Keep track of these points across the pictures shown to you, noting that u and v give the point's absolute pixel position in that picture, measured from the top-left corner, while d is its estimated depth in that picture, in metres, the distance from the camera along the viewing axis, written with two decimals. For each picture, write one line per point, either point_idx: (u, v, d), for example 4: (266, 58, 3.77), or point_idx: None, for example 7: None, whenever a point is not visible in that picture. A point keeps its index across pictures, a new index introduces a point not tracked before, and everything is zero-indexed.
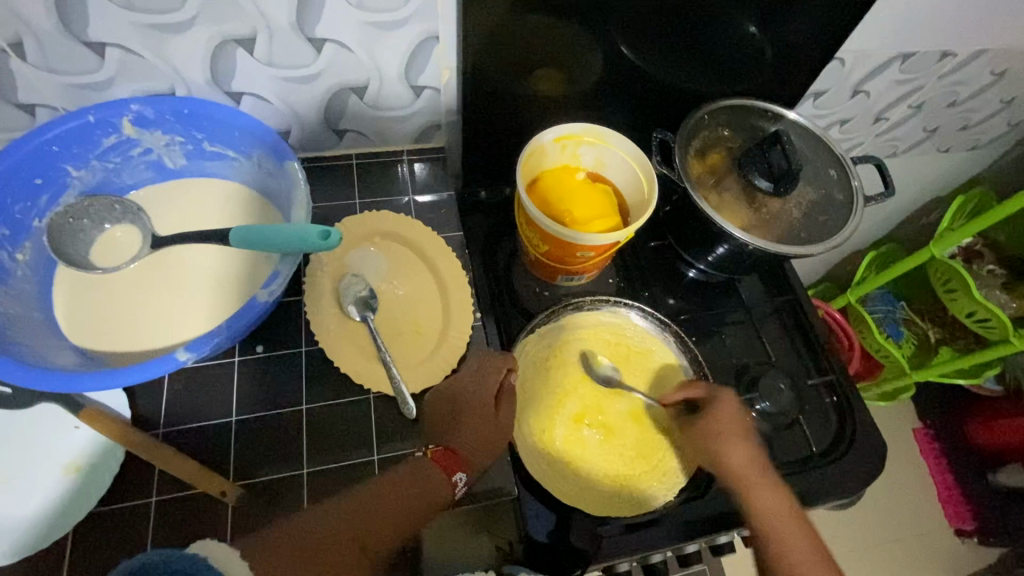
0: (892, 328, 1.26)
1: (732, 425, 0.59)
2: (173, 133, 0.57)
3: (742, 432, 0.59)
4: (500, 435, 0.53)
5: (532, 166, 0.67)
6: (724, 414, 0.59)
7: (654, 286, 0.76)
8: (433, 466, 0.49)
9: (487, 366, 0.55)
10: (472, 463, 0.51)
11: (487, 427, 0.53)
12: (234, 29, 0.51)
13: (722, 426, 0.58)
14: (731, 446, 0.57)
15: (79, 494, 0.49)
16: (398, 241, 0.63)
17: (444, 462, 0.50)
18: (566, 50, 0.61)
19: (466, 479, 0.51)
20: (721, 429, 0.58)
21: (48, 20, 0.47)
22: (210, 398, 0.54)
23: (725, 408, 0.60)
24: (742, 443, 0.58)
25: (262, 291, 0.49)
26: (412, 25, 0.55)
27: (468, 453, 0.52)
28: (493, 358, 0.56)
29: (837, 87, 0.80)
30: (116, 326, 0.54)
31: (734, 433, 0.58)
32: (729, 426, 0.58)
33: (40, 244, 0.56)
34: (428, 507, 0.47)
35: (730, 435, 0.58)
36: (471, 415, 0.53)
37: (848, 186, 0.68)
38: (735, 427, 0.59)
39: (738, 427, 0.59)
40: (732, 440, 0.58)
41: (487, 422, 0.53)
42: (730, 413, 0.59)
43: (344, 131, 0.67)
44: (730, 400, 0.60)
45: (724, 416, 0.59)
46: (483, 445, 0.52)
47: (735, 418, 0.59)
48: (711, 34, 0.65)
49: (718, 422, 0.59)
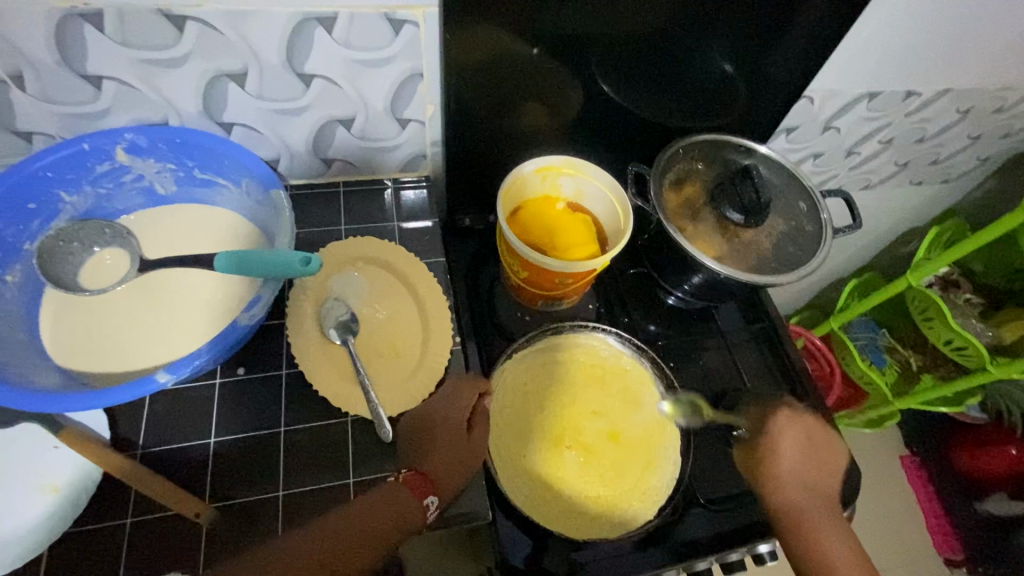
0: (874, 354, 1.29)
1: (787, 462, 0.62)
2: (164, 160, 0.59)
3: (797, 469, 0.62)
4: (472, 458, 0.54)
5: (513, 195, 0.69)
6: (781, 451, 0.62)
7: (634, 312, 0.78)
8: (406, 490, 0.50)
9: (461, 390, 0.56)
10: (445, 489, 0.52)
11: (462, 449, 0.53)
12: (226, 65, 0.54)
13: (776, 463, 0.61)
14: (786, 479, 0.61)
15: (53, 515, 0.48)
16: (381, 266, 0.65)
17: (416, 485, 0.50)
18: (545, 84, 0.65)
19: (439, 501, 0.51)
20: (773, 465, 0.61)
21: (48, 54, 0.49)
22: (189, 419, 0.55)
23: (784, 441, 0.63)
24: (798, 484, 0.61)
25: (243, 315, 0.50)
26: (397, 62, 0.58)
27: (441, 478, 0.52)
28: (468, 380, 0.57)
29: (807, 123, 0.83)
30: (99, 348, 0.55)
31: (797, 469, 0.62)
32: (785, 465, 0.61)
33: (30, 266, 0.57)
34: (399, 530, 0.48)
35: (783, 472, 0.61)
36: (443, 438, 0.53)
37: (818, 218, 0.70)
38: (791, 468, 0.61)
39: (803, 448, 0.63)
40: (783, 478, 0.61)
41: (459, 442, 0.53)
42: (801, 441, 0.64)
43: (331, 161, 0.69)
44: (789, 431, 0.63)
45: (785, 447, 0.62)
46: (455, 470, 0.53)
47: (796, 451, 0.63)
48: (684, 71, 0.68)
49: (781, 445, 0.62)
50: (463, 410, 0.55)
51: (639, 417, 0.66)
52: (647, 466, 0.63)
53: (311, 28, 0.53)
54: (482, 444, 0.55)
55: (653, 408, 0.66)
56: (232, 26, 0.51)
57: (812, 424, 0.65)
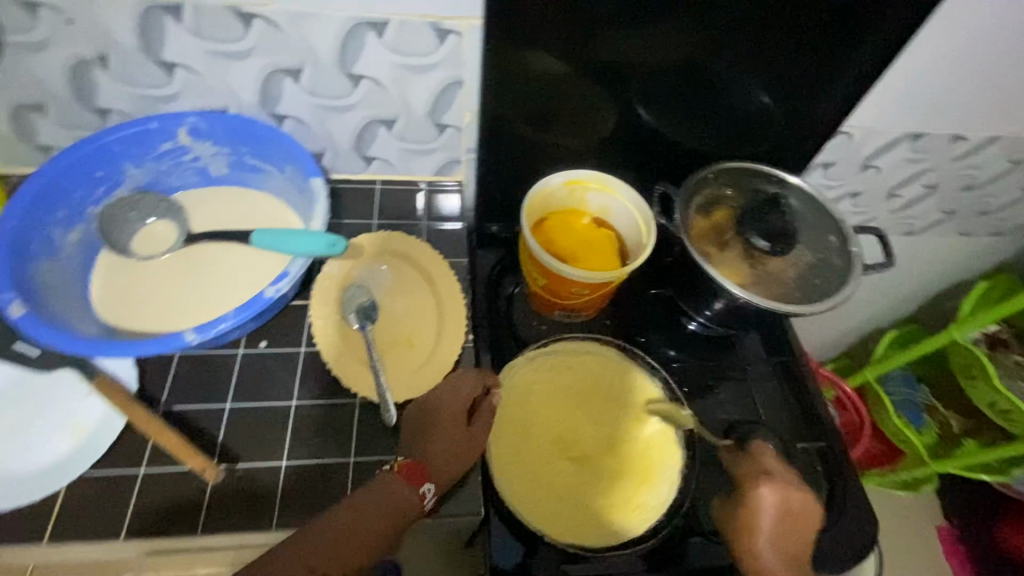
0: (912, 412, 1.22)
1: (764, 532, 0.56)
2: (220, 144, 0.64)
3: (777, 538, 0.56)
4: (471, 449, 0.54)
5: (541, 205, 0.71)
6: (758, 515, 0.57)
7: (652, 334, 0.77)
8: (401, 480, 0.51)
9: (465, 380, 0.56)
10: (441, 478, 0.52)
11: (460, 441, 0.54)
12: (285, 61, 0.59)
13: (754, 531, 0.57)
14: (764, 551, 0.55)
15: (79, 456, 0.51)
16: (406, 260, 0.67)
17: (410, 473, 0.51)
18: (579, 103, 0.67)
19: (436, 489, 0.52)
20: (750, 533, 0.57)
21: (130, 40, 0.55)
22: (210, 383, 0.58)
23: (763, 507, 0.57)
24: (777, 555, 0.55)
25: (270, 287, 0.52)
26: (440, 69, 0.62)
27: (440, 466, 0.52)
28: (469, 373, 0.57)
29: (845, 159, 0.82)
30: (138, 309, 0.59)
31: (775, 538, 0.56)
32: (761, 533, 0.56)
33: (91, 229, 0.62)
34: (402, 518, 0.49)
35: (761, 542, 0.56)
36: (443, 427, 0.54)
37: (847, 252, 0.69)
38: (770, 537, 0.56)
39: (783, 519, 0.57)
40: (759, 550, 0.56)
41: (458, 429, 0.54)
42: (781, 511, 0.57)
43: (371, 159, 0.73)
44: (768, 497, 0.57)
45: (763, 515, 0.57)
46: (454, 461, 0.53)
47: (775, 519, 0.57)
48: (718, 99, 0.70)
49: (761, 519, 0.57)
50: (464, 400, 0.55)
51: (643, 433, 0.65)
52: (642, 482, 0.62)
53: (363, 31, 0.57)
54: (482, 435, 0.55)
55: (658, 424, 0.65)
56: (292, 24, 0.55)
57: (797, 491, 0.58)
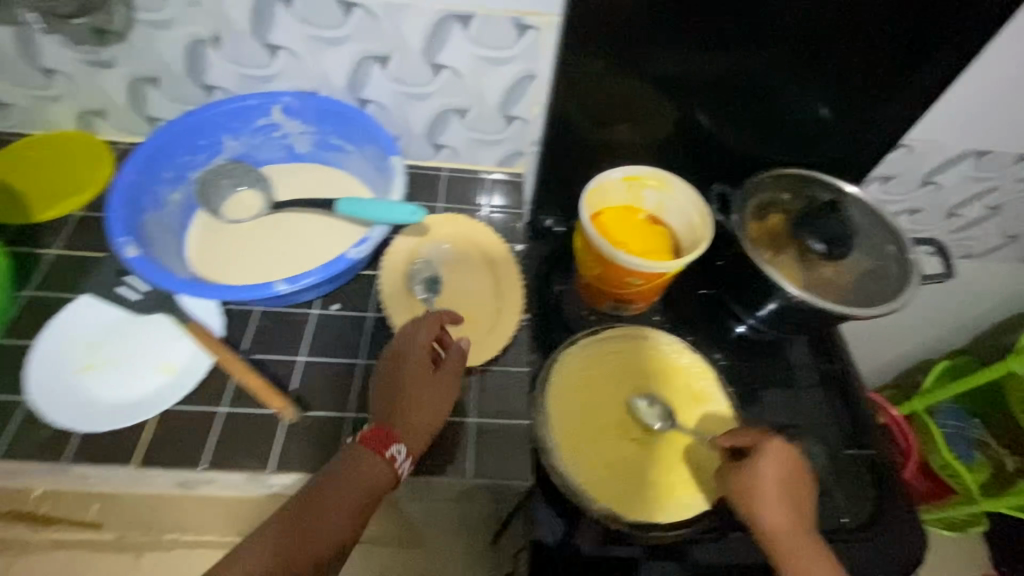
0: (963, 448, 1.17)
1: (771, 488, 0.57)
2: (308, 124, 0.70)
3: (782, 492, 0.57)
4: (441, 399, 0.55)
5: (599, 199, 0.73)
6: (766, 472, 0.58)
7: (699, 333, 0.78)
8: (367, 449, 0.52)
9: (420, 326, 0.58)
10: (411, 437, 0.53)
11: (428, 393, 0.55)
12: (376, 49, 0.64)
13: (761, 487, 0.57)
14: (771, 505, 0.56)
15: (169, 390, 0.56)
16: (468, 240, 0.71)
17: (375, 439, 0.52)
18: (643, 103, 0.70)
19: (408, 449, 0.53)
20: (758, 491, 0.57)
21: (244, 23, 0.62)
22: (285, 337, 0.62)
23: (772, 464, 0.58)
24: (783, 508, 0.57)
25: (353, 249, 0.56)
26: (515, 63, 0.66)
27: (407, 427, 0.54)
28: (426, 321, 0.58)
29: (905, 174, 0.82)
30: (227, 266, 0.64)
31: (781, 493, 0.57)
32: (768, 488, 0.57)
33: (190, 192, 0.68)
34: (373, 489, 0.50)
35: (769, 497, 0.57)
36: (411, 384, 0.55)
37: (905, 261, 0.69)
38: (775, 491, 0.57)
39: (785, 478, 0.58)
40: (767, 504, 0.56)
41: (424, 379, 0.55)
42: (782, 469, 0.58)
43: (440, 147, 0.78)
44: (774, 454, 0.58)
45: (768, 470, 0.57)
46: (428, 417, 0.54)
47: (782, 475, 0.58)
48: (779, 106, 0.71)
49: (765, 475, 0.57)
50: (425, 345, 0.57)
51: (699, 416, 0.67)
52: (703, 461, 0.64)
53: (451, 23, 0.62)
54: (450, 381, 0.57)
55: (712, 404, 0.68)
56: (389, 16, 0.61)
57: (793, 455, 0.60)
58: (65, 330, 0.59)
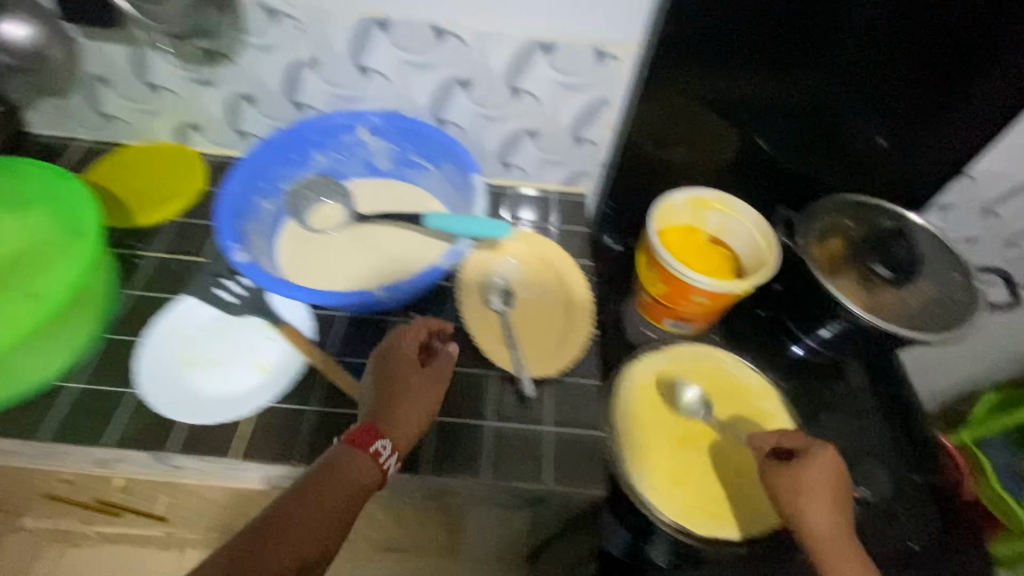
0: None
1: (817, 491, 0.56)
2: (391, 141, 0.73)
3: (826, 495, 0.56)
4: (428, 400, 0.55)
5: (663, 219, 0.75)
6: (812, 476, 0.56)
7: (759, 353, 0.79)
8: (353, 447, 0.50)
9: (406, 333, 0.58)
10: (397, 435, 0.52)
11: (417, 393, 0.55)
12: (463, 73, 0.69)
13: (804, 488, 0.56)
14: (814, 507, 0.55)
15: (266, 389, 0.60)
16: (537, 255, 0.73)
17: (362, 437, 0.51)
18: (711, 128, 0.73)
19: (392, 446, 0.52)
20: (801, 491, 0.56)
21: (344, 48, 0.67)
22: (369, 342, 0.65)
23: (819, 469, 0.57)
24: (824, 510, 0.56)
25: (445, 260, 0.61)
26: (591, 87, 0.70)
27: (393, 425, 0.53)
28: (417, 325, 0.59)
29: (965, 204, 0.83)
30: (315, 273, 0.68)
31: (826, 497, 0.56)
32: (811, 490, 0.56)
33: (281, 202, 0.72)
34: (361, 484, 0.49)
35: (812, 499, 0.56)
36: (399, 384, 0.54)
37: (971, 289, 0.70)
38: (819, 493, 0.56)
39: (831, 484, 0.57)
40: (809, 505, 0.56)
41: (412, 378, 0.55)
42: (828, 475, 0.57)
43: (510, 165, 0.81)
44: (823, 460, 0.57)
45: (813, 473, 0.56)
46: (415, 417, 0.54)
47: (829, 482, 0.57)
48: (844, 133, 0.74)
49: (809, 478, 0.56)
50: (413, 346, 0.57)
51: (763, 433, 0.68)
52: None
53: (535, 50, 0.66)
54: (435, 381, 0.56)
55: (775, 423, 0.69)
56: (478, 43, 0.65)
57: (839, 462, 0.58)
58: (169, 330, 0.63)
